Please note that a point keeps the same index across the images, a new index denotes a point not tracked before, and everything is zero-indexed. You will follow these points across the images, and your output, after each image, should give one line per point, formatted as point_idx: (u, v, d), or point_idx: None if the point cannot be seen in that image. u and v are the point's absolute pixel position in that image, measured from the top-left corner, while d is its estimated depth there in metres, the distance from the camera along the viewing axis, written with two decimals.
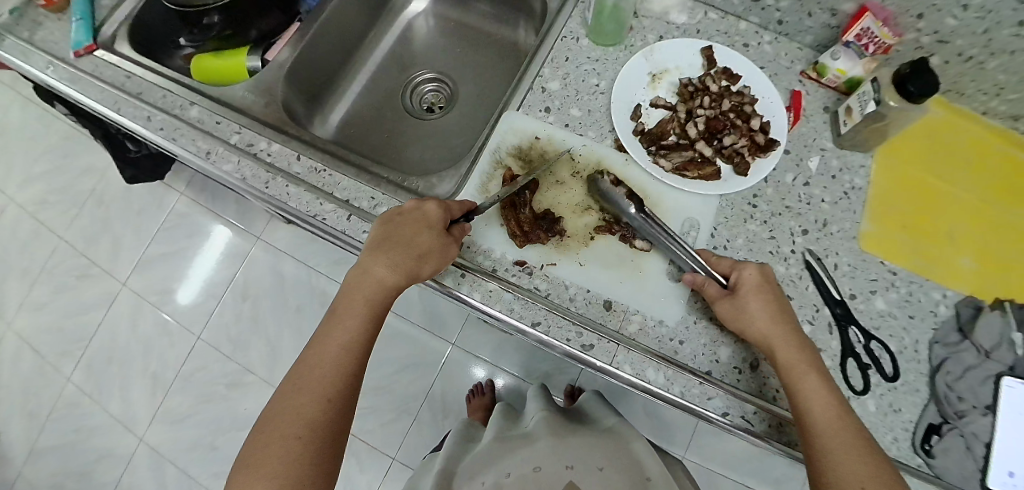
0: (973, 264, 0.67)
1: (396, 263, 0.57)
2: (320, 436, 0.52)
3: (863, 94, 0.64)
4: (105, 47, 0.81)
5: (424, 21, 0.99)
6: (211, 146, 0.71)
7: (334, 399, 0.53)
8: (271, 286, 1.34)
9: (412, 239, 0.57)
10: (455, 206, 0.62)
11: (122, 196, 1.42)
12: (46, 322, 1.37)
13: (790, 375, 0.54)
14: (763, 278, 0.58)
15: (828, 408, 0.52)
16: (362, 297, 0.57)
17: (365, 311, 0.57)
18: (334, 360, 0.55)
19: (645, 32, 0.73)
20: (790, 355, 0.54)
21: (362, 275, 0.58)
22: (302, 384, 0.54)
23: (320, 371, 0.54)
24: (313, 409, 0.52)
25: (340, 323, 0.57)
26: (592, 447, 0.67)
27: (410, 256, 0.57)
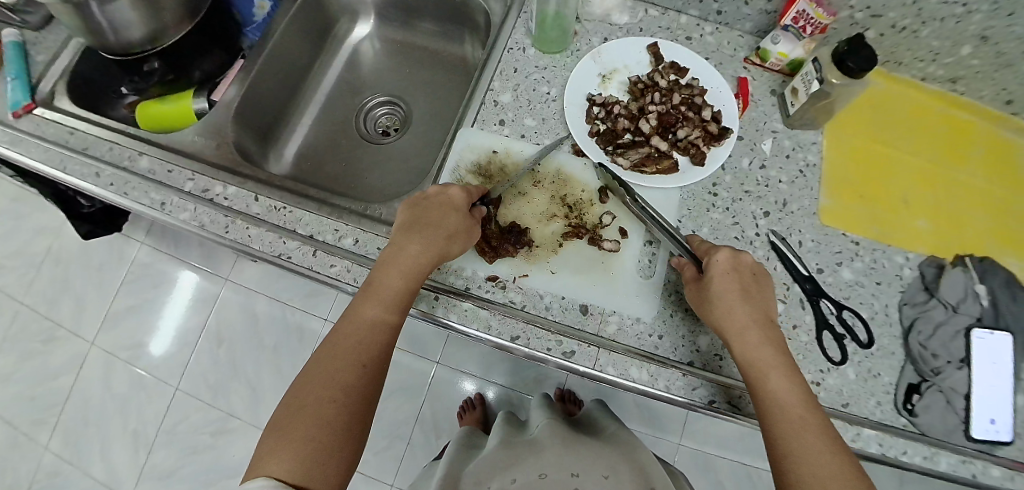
0: (929, 225, 0.69)
1: (428, 242, 0.58)
2: (355, 399, 0.52)
3: (807, 75, 0.66)
4: (44, 105, 0.78)
5: (370, 44, 0.98)
6: (165, 196, 0.69)
7: (367, 368, 0.54)
8: (246, 327, 1.31)
9: (442, 218, 0.59)
10: (475, 191, 0.64)
11: (81, 253, 1.37)
12: (12, 392, 1.31)
13: (754, 371, 0.53)
14: (735, 262, 0.57)
15: (791, 407, 0.51)
16: (394, 273, 0.57)
17: (395, 285, 0.57)
18: (368, 330, 0.55)
19: (589, 36, 0.74)
20: (755, 351, 0.53)
21: (392, 252, 0.58)
22: (337, 350, 0.54)
23: (355, 339, 0.55)
24: (347, 374, 0.53)
25: (372, 294, 0.57)
26: (597, 457, 0.66)
27: (441, 235, 0.58)
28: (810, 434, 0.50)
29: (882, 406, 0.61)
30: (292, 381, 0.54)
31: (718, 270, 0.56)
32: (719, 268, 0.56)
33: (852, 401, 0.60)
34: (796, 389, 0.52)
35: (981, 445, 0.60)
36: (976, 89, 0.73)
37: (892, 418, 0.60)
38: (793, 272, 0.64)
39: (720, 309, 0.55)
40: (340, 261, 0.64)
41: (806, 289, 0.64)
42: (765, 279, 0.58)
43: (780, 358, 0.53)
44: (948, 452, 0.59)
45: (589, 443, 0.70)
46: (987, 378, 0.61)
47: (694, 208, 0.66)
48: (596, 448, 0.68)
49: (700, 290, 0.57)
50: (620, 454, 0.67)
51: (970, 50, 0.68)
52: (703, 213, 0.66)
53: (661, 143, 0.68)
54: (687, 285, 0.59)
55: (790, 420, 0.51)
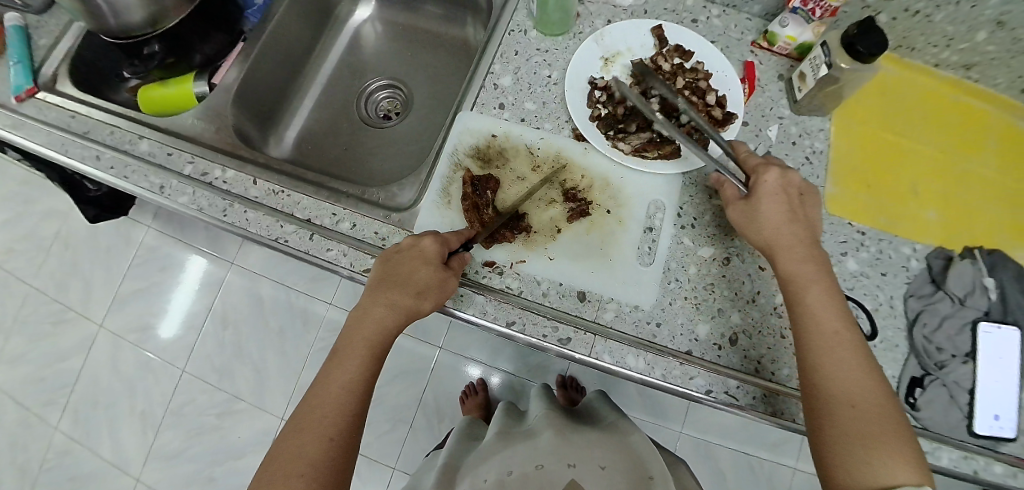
0: (938, 215, 0.67)
1: (394, 302, 0.57)
2: (324, 472, 0.52)
3: (815, 59, 0.64)
4: (46, 89, 0.78)
5: (371, 27, 0.97)
6: (165, 180, 0.69)
7: (333, 440, 0.53)
8: (251, 311, 1.32)
9: (413, 273, 0.57)
10: (453, 239, 0.60)
11: (89, 237, 1.38)
12: (24, 373, 1.34)
13: (793, 287, 0.55)
14: (784, 186, 0.57)
15: (827, 320, 0.52)
16: (362, 338, 0.57)
17: (366, 350, 0.57)
18: (337, 401, 0.55)
19: (592, 18, 0.72)
20: (794, 263, 0.55)
21: (361, 316, 0.58)
22: (306, 424, 0.54)
23: (323, 410, 0.54)
24: (313, 448, 0.52)
25: (341, 363, 0.57)
26: (594, 447, 0.66)
27: (408, 293, 0.56)
28: (841, 350, 0.51)
29: None
30: (268, 453, 0.55)
31: (764, 188, 0.57)
32: (767, 189, 0.57)
33: None
34: (832, 303, 0.53)
35: (983, 440, 0.59)
36: (992, 76, 0.71)
37: None
38: None
39: (764, 225, 0.56)
40: (337, 246, 0.64)
41: None
42: (812, 205, 0.59)
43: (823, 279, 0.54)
44: (950, 447, 0.59)
45: (587, 431, 0.70)
46: (992, 373, 0.61)
47: (696, 194, 0.65)
48: (596, 436, 0.68)
49: (744, 205, 0.58)
50: (623, 446, 0.66)
51: (985, 35, 0.66)
52: (706, 200, 0.65)
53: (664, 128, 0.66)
54: (729, 204, 0.59)
55: (824, 335, 0.52)
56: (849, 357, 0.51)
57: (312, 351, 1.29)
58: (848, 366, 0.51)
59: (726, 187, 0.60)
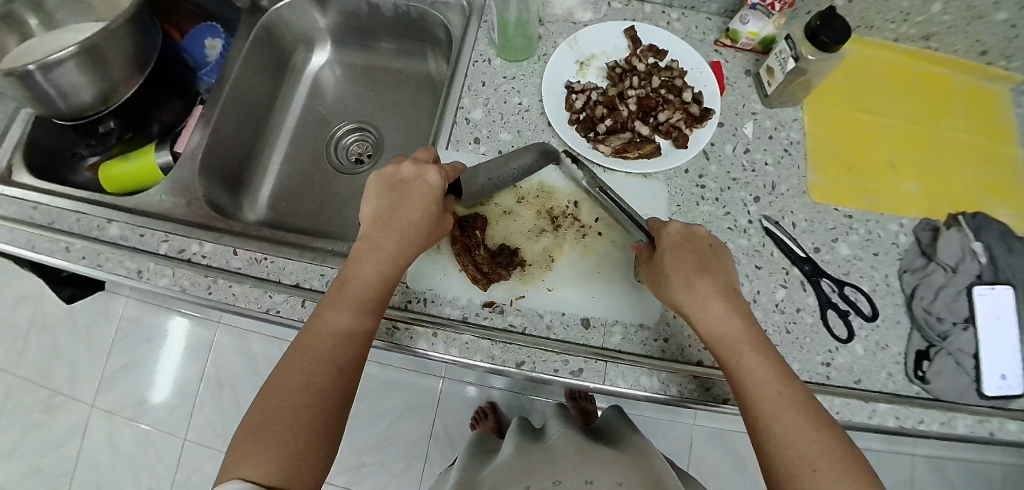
0: (918, 186, 0.68)
1: (406, 238, 0.56)
2: (331, 404, 0.50)
3: (780, 53, 0.63)
4: (3, 181, 0.75)
5: (329, 70, 0.94)
6: (141, 263, 0.66)
7: (327, 388, 0.50)
8: (246, 369, 1.29)
9: (413, 208, 0.57)
10: (451, 172, 0.60)
11: (67, 316, 1.34)
12: (19, 467, 1.29)
13: (722, 350, 0.52)
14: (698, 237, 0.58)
15: (780, 405, 0.48)
16: (373, 270, 0.55)
17: (370, 290, 0.55)
18: (333, 337, 0.52)
19: (553, 38, 0.72)
20: (713, 323, 0.52)
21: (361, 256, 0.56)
22: (297, 369, 0.50)
23: (317, 353, 0.51)
24: (321, 379, 0.50)
25: (350, 293, 0.54)
26: (609, 466, 0.63)
27: (419, 231, 0.57)
28: (791, 413, 0.48)
29: (894, 377, 0.61)
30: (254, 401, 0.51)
31: (669, 243, 0.56)
32: (671, 240, 0.56)
33: (863, 377, 0.60)
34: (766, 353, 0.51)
35: (994, 401, 0.61)
36: (951, 44, 0.71)
37: (905, 387, 0.60)
38: (790, 255, 0.63)
39: (665, 295, 0.55)
40: None
41: (805, 271, 0.63)
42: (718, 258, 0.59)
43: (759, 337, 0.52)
44: (964, 414, 0.59)
45: (607, 451, 0.68)
46: (993, 334, 0.62)
47: (683, 202, 0.65)
48: (615, 457, 0.66)
49: (650, 275, 0.57)
50: (638, 464, 0.64)
51: (941, 6, 0.66)
52: (693, 207, 0.65)
53: (643, 127, 0.66)
54: (644, 266, 0.58)
55: (771, 403, 0.48)
56: (802, 426, 0.47)
57: None
58: (805, 433, 0.47)
59: (641, 250, 0.59)
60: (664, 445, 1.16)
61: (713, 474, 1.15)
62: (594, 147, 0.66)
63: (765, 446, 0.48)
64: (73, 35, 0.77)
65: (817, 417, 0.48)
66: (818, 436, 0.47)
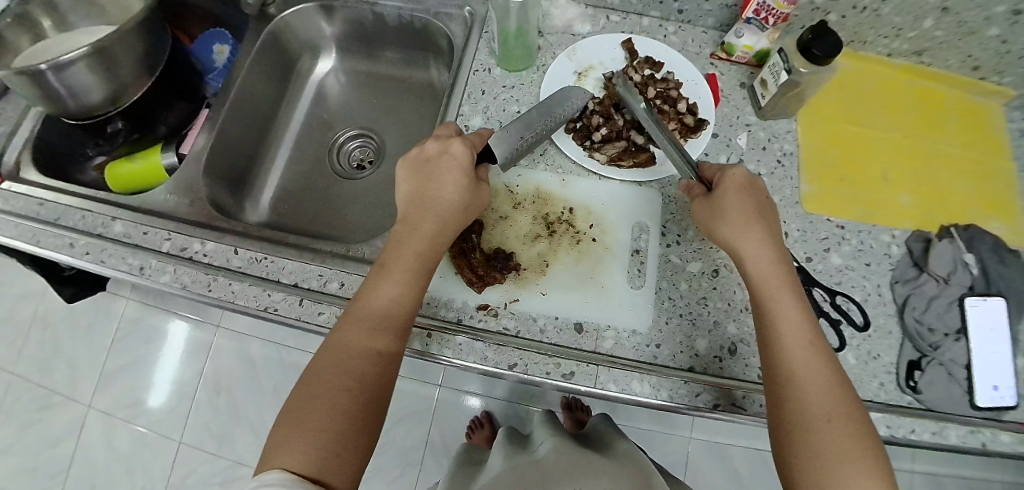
0: (911, 199, 0.69)
1: (439, 215, 0.58)
2: (369, 386, 0.51)
3: (774, 66, 0.65)
4: (11, 177, 0.76)
5: (334, 78, 0.96)
6: (144, 259, 0.67)
7: (365, 372, 0.51)
8: (244, 372, 1.29)
9: (448, 186, 0.59)
10: (478, 143, 0.62)
11: (67, 315, 1.35)
12: (14, 465, 1.29)
13: (766, 289, 0.54)
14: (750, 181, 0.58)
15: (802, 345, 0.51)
16: (412, 253, 0.56)
17: (409, 269, 0.56)
18: (376, 323, 0.53)
19: (553, 49, 0.73)
20: (759, 267, 0.55)
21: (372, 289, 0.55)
22: (336, 353, 0.52)
23: (355, 338, 0.52)
24: (359, 362, 0.51)
25: (386, 278, 0.55)
26: (598, 475, 0.63)
27: (450, 206, 0.58)
28: (816, 361, 0.50)
29: (886, 386, 0.61)
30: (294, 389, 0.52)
31: (730, 185, 0.57)
32: (733, 183, 0.57)
33: (854, 387, 0.60)
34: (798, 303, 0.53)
35: (987, 412, 0.61)
36: (943, 59, 0.73)
37: (897, 397, 0.61)
38: None
39: (715, 230, 0.57)
40: (328, 308, 0.63)
41: None
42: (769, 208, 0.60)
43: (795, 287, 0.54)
44: (955, 424, 0.60)
45: (597, 458, 0.68)
46: (985, 344, 0.63)
47: (677, 211, 0.66)
48: (606, 466, 0.66)
49: (703, 209, 0.59)
50: (627, 474, 0.64)
51: (932, 22, 0.68)
52: (687, 216, 0.66)
53: (638, 136, 0.67)
54: (695, 202, 0.60)
55: (798, 349, 0.51)
56: (824, 376, 0.50)
57: None
58: (824, 384, 0.49)
59: (696, 189, 0.61)
60: (659, 457, 1.16)
61: (709, 488, 1.14)
62: (590, 155, 0.67)
63: (782, 390, 0.50)
64: (85, 36, 0.79)
65: (838, 372, 0.50)
66: (838, 393, 0.49)
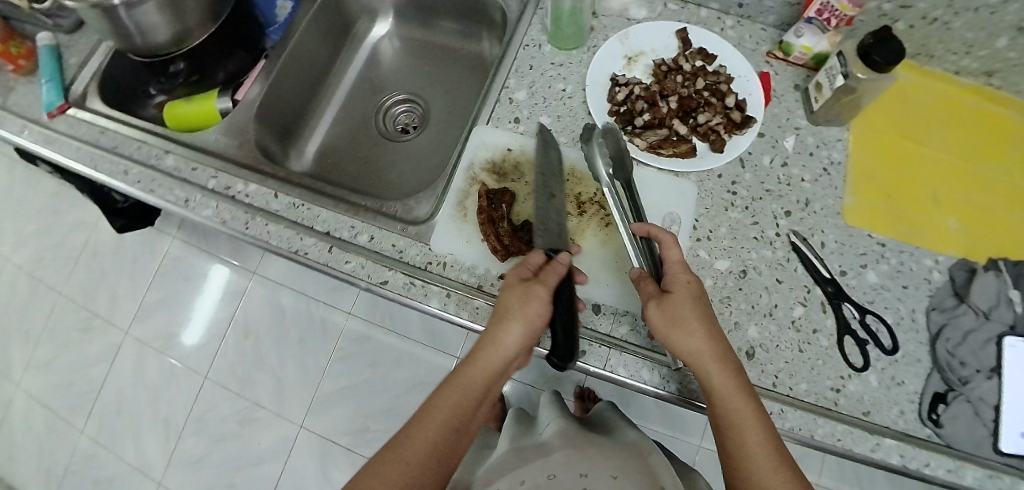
0: (960, 225, 0.65)
1: (519, 325, 0.51)
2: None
3: (831, 69, 0.63)
4: (76, 105, 0.81)
5: (388, 43, 0.99)
6: (189, 193, 0.71)
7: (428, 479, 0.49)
8: (273, 320, 1.34)
9: (529, 297, 0.52)
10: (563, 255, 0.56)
11: (115, 246, 1.43)
12: (53, 379, 1.38)
13: (721, 409, 0.49)
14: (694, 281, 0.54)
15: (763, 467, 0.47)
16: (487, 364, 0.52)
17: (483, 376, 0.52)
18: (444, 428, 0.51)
19: (605, 31, 0.73)
20: (707, 379, 0.50)
21: (496, 335, 0.52)
22: (407, 452, 0.50)
23: (424, 440, 0.50)
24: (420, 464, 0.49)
25: (460, 384, 0.52)
26: (604, 459, 0.62)
27: (524, 312, 0.52)
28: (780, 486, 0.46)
29: (906, 415, 0.58)
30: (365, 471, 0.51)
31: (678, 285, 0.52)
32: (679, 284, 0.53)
33: (872, 410, 0.58)
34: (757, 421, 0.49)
35: (1011, 458, 0.57)
36: (1016, 83, 0.68)
37: (916, 428, 0.57)
38: (814, 274, 0.62)
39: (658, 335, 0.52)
40: (354, 258, 0.64)
41: (827, 292, 0.61)
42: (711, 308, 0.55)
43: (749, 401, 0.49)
44: (975, 465, 0.56)
45: (600, 441, 0.67)
46: (1017, 386, 0.58)
47: (712, 207, 0.65)
48: (610, 450, 0.65)
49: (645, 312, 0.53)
50: (634, 459, 0.62)
51: (1007, 42, 0.63)
52: (722, 212, 0.64)
53: (681, 126, 0.66)
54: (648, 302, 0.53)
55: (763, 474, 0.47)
56: None
57: (333, 359, 1.31)
58: None
59: (644, 282, 0.54)
60: None
61: None
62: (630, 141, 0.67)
63: None
64: None
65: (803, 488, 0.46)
66: None
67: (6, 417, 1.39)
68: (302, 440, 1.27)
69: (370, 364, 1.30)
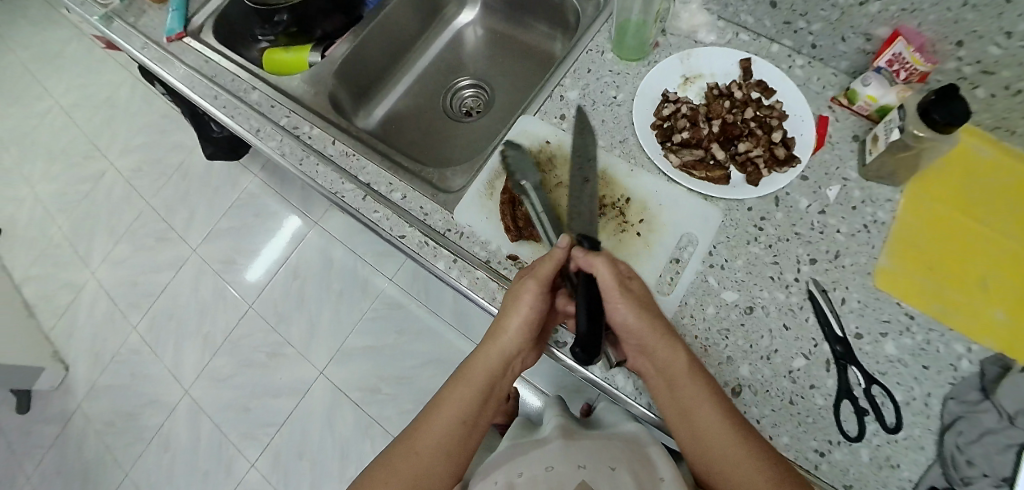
0: (1007, 316, 0.59)
1: (522, 321, 0.55)
2: (442, 462, 0.56)
3: (890, 123, 0.60)
4: (191, 35, 0.92)
5: (472, 31, 1.05)
6: (262, 125, 0.80)
7: (444, 452, 0.56)
8: (320, 268, 1.44)
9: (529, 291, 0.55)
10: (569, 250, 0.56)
11: (203, 172, 1.60)
12: (125, 275, 1.57)
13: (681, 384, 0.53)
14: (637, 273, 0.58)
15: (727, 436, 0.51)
16: (494, 353, 0.58)
17: (495, 364, 0.58)
18: (458, 411, 0.57)
19: (670, 49, 0.74)
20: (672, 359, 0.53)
21: (499, 329, 0.57)
22: (423, 430, 0.58)
23: (441, 419, 0.57)
24: (436, 439, 0.57)
25: (472, 372, 0.58)
26: (602, 448, 0.60)
27: (525, 308, 0.55)
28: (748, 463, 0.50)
29: None
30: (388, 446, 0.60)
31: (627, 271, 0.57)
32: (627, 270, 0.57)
33: (856, 484, 0.54)
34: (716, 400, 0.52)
35: None
36: None
37: None
38: (825, 329, 0.59)
39: (627, 322, 0.54)
40: (382, 209, 0.70)
41: (834, 350, 0.58)
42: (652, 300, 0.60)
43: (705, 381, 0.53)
44: None
45: (593, 434, 0.66)
46: None
47: (733, 237, 0.64)
48: (608, 438, 0.63)
49: (607, 294, 0.55)
50: (631, 445, 0.61)
51: None
52: (742, 244, 0.63)
53: (719, 151, 0.66)
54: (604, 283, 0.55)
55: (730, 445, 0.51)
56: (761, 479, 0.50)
57: (363, 317, 1.39)
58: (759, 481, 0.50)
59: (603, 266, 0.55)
60: None
61: None
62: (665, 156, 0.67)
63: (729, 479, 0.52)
64: None
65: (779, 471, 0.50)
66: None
67: (77, 298, 1.58)
68: (316, 383, 1.35)
69: (395, 331, 1.37)
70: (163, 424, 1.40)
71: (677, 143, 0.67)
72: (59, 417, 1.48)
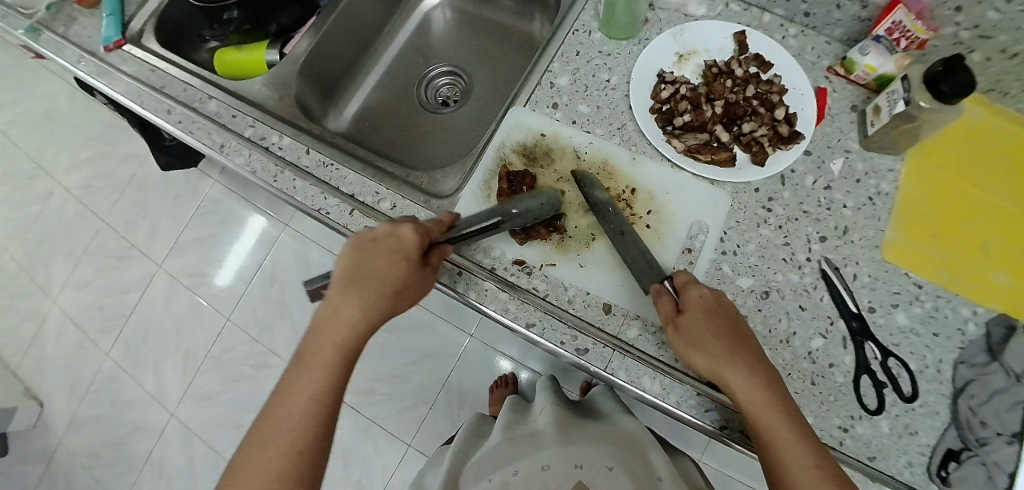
0: (1008, 279, 0.60)
1: (366, 302, 0.54)
2: (312, 442, 0.51)
3: (893, 93, 0.59)
4: (132, 42, 0.82)
5: (441, 13, 0.98)
6: (226, 139, 0.72)
7: (311, 432, 0.51)
8: (298, 273, 1.38)
9: (380, 265, 0.55)
10: (433, 231, 0.58)
11: (160, 182, 1.49)
12: (88, 300, 1.46)
13: (756, 420, 0.50)
14: (717, 301, 0.54)
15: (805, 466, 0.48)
16: (336, 330, 0.54)
17: (344, 342, 0.54)
18: (315, 387, 0.53)
19: (660, 25, 0.70)
20: (746, 398, 0.50)
21: (338, 304, 0.54)
22: (285, 406, 0.52)
23: (297, 396, 0.52)
24: (294, 417, 0.51)
25: (324, 344, 0.54)
26: (598, 443, 0.61)
27: (386, 291, 0.55)
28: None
29: (913, 467, 0.54)
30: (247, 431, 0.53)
31: (695, 304, 0.54)
32: (696, 304, 0.54)
33: (879, 456, 0.55)
34: (801, 440, 0.49)
35: None
36: None
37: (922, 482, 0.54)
38: (840, 307, 0.59)
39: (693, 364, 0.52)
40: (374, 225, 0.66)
41: (851, 327, 0.58)
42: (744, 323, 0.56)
43: (790, 425, 0.49)
44: None
45: (591, 425, 0.66)
46: None
47: (743, 221, 0.62)
48: (600, 430, 0.64)
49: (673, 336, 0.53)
50: (626, 440, 0.62)
51: None
52: (753, 228, 0.62)
53: (723, 133, 0.64)
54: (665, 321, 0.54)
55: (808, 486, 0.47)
56: None
57: None
58: None
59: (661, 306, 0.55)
60: None
61: None
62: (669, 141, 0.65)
63: None
64: None
65: None
66: None
67: (39, 331, 1.47)
68: None
69: (386, 329, 1.32)
70: (152, 451, 1.34)
71: (681, 126, 0.65)
72: (40, 456, 1.40)
